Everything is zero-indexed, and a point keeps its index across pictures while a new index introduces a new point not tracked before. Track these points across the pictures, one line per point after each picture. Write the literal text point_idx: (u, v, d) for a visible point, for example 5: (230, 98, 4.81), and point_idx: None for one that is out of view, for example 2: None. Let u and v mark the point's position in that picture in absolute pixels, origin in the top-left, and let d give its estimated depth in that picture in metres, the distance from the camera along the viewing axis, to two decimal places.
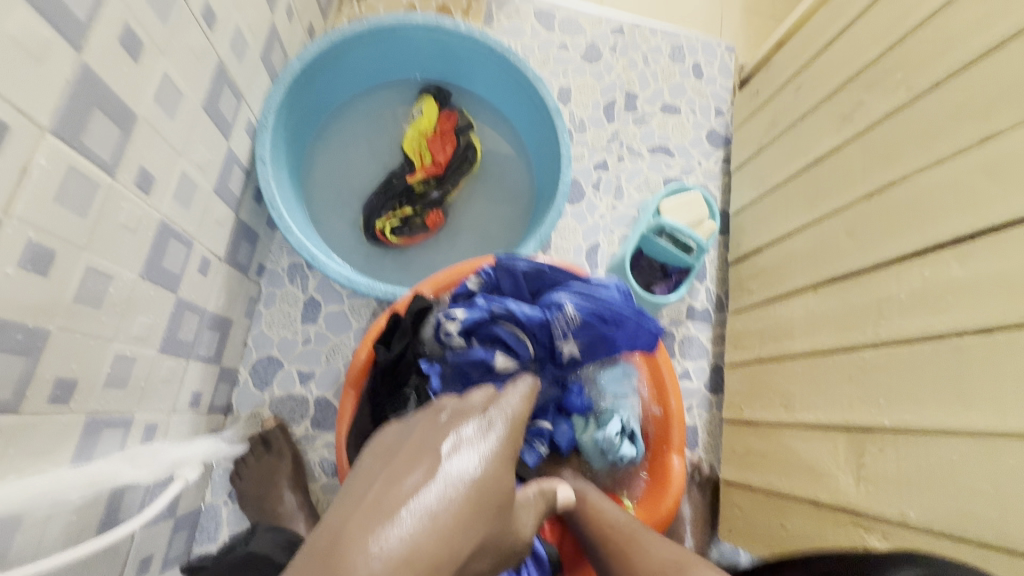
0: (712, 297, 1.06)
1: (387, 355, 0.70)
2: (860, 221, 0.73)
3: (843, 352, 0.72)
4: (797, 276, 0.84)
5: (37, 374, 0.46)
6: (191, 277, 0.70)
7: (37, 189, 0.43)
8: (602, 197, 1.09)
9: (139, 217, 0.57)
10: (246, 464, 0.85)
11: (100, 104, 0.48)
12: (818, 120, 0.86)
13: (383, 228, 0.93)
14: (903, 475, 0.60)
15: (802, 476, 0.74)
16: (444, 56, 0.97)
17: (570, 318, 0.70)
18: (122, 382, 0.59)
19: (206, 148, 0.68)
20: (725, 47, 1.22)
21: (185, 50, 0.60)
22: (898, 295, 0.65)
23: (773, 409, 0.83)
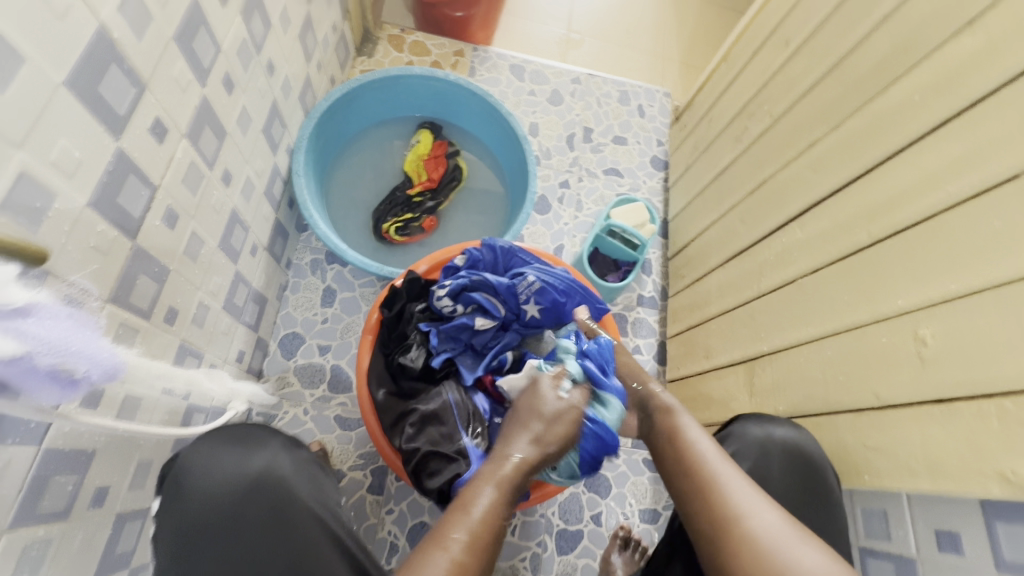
0: (658, 287, 1.29)
1: (390, 314, 0.88)
2: (747, 211, 0.98)
3: (739, 307, 0.95)
4: (712, 258, 1.08)
5: (160, 299, 0.67)
6: (245, 256, 0.92)
7: (174, 172, 0.66)
8: (566, 208, 1.35)
9: (221, 202, 0.80)
10: None
11: (209, 121, 0.72)
12: (722, 143, 1.13)
13: (388, 229, 1.16)
14: (774, 383, 0.82)
15: (718, 406, 0.95)
16: (437, 98, 1.24)
17: (530, 283, 0.91)
18: (200, 324, 0.80)
19: (261, 160, 0.92)
20: (662, 93, 1.52)
21: (255, 89, 0.85)
22: (768, 258, 0.89)
23: (699, 362, 1.05)
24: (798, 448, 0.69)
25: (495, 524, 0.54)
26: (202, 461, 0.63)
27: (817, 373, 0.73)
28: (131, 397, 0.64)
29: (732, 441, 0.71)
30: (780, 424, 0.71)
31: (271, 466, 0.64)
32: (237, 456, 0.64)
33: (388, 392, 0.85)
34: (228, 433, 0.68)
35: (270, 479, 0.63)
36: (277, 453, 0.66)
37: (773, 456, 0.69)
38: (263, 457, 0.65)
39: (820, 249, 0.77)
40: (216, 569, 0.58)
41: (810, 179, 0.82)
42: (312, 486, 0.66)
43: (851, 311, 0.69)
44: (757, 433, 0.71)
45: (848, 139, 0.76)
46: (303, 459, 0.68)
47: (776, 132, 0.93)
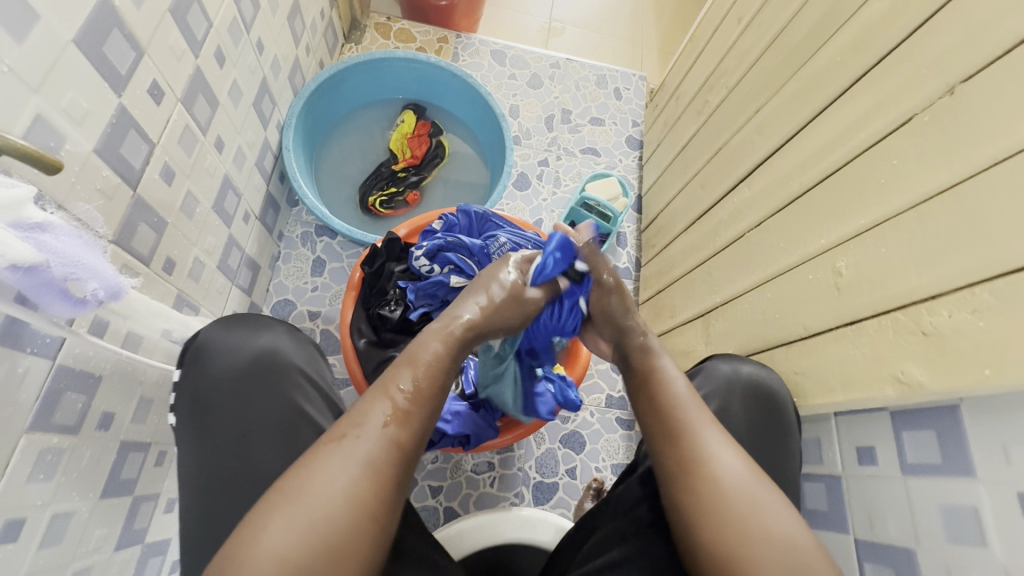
0: (632, 258, 1.36)
1: (370, 271, 0.95)
2: (706, 177, 1.05)
3: (698, 266, 1.02)
4: (677, 225, 1.15)
5: (159, 249, 0.75)
6: (238, 222, 0.99)
7: (171, 133, 0.73)
8: (544, 185, 1.42)
9: (214, 167, 0.87)
10: None
11: (203, 90, 0.80)
12: (687, 117, 1.19)
13: (374, 203, 1.24)
14: (725, 331, 0.89)
15: (679, 359, 1.02)
16: (420, 79, 1.31)
17: (501, 244, 0.99)
18: (196, 279, 0.87)
19: (252, 133, 1.00)
20: (639, 76, 1.59)
21: (245, 65, 0.92)
22: (723, 219, 0.96)
23: (664, 321, 1.12)
24: (756, 383, 0.72)
25: (435, 392, 0.57)
26: (214, 344, 0.71)
27: (759, 315, 0.80)
28: (135, 333, 0.71)
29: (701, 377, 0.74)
30: (747, 363, 0.75)
31: (273, 347, 0.72)
32: (245, 336, 0.72)
33: (369, 342, 0.92)
34: (239, 318, 0.74)
35: (273, 356, 0.71)
36: (278, 335, 0.74)
37: (733, 389, 0.72)
38: (268, 336, 0.73)
39: (762, 205, 0.84)
40: (233, 434, 0.67)
41: (756, 142, 0.88)
42: (310, 362, 0.74)
43: (787, 254, 0.76)
44: (724, 369, 0.74)
45: (786, 101, 0.82)
46: (303, 340, 0.76)
47: (730, 103, 1.00)
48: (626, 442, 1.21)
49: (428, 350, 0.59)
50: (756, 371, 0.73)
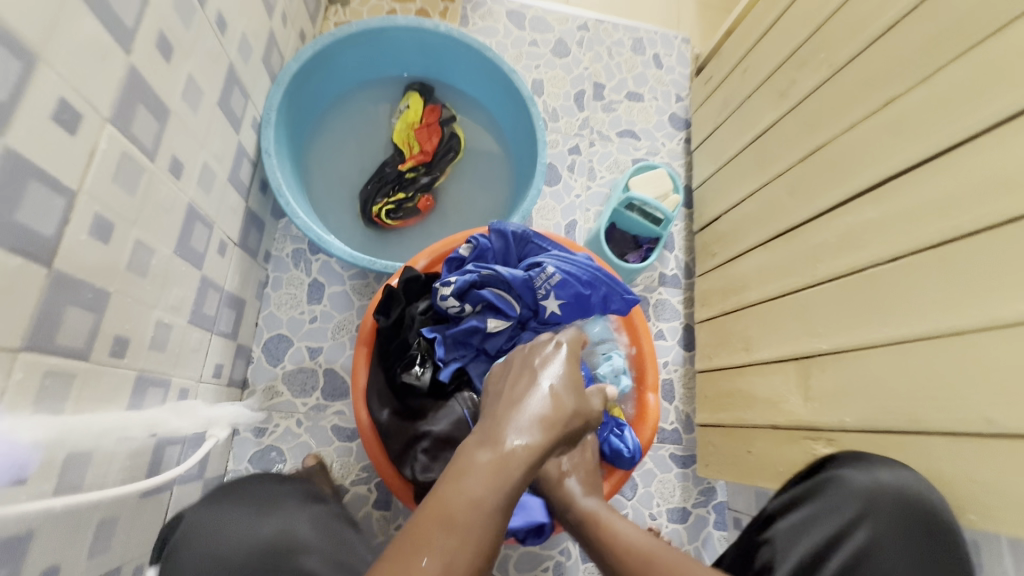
0: (681, 265, 1.17)
1: (386, 322, 0.76)
2: (798, 181, 0.84)
3: (789, 295, 0.83)
4: (751, 236, 0.95)
5: (102, 330, 0.54)
6: (212, 257, 0.78)
7: (101, 169, 0.51)
8: (577, 178, 1.20)
9: (172, 198, 0.65)
10: None
11: (144, 98, 0.57)
12: (761, 99, 0.97)
13: (379, 213, 1.01)
14: (838, 388, 0.71)
15: (762, 406, 0.86)
16: (425, 53, 1.06)
17: (549, 276, 0.78)
18: (161, 347, 0.67)
19: (221, 140, 0.76)
20: (681, 39, 1.34)
21: (204, 52, 0.68)
22: (830, 240, 0.76)
23: (736, 353, 0.94)
24: (908, 495, 0.60)
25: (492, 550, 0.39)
26: (211, 525, 0.57)
27: (902, 384, 0.62)
28: (77, 453, 0.52)
29: (830, 491, 0.66)
30: (883, 466, 0.64)
31: (288, 529, 0.59)
32: (255, 519, 0.59)
33: (393, 414, 0.74)
34: (249, 497, 0.62)
35: (291, 538, 0.58)
36: (294, 513, 0.62)
37: (881, 504, 0.62)
38: (278, 520, 0.60)
39: (904, 235, 0.65)
40: None
41: (887, 147, 0.69)
42: (333, 537, 0.61)
43: (956, 313, 0.58)
44: (860, 479, 0.64)
45: (948, 95, 0.62)
46: (322, 516, 0.64)
47: (837, 87, 0.78)
48: (683, 482, 1.05)
49: (513, 434, 0.44)
50: (902, 476, 0.61)
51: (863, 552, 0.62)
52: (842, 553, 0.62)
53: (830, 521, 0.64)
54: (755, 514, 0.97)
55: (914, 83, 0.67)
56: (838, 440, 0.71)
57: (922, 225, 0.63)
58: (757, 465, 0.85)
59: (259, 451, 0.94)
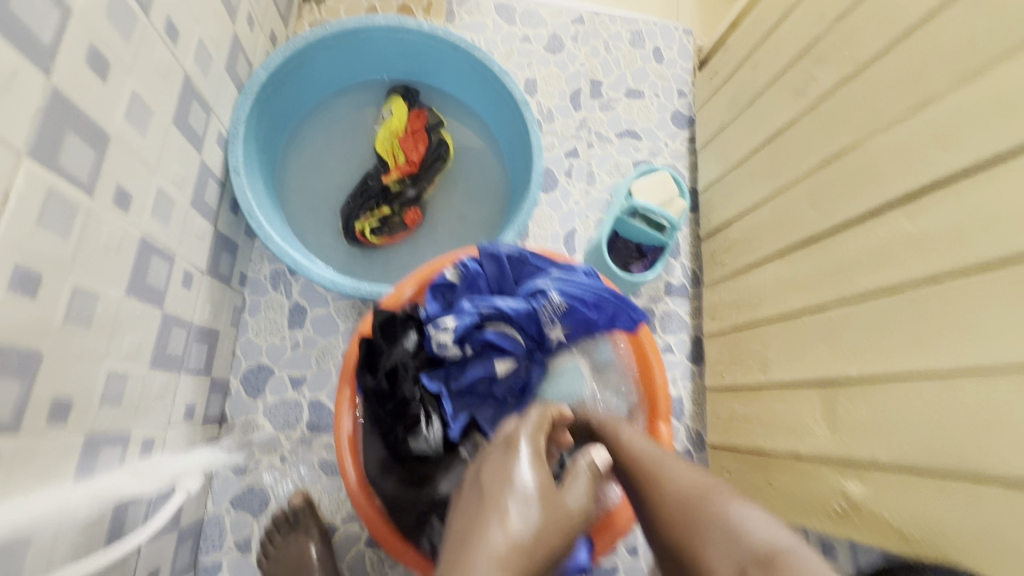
0: (687, 273, 1.09)
1: (374, 384, 0.67)
2: (819, 187, 0.77)
3: (811, 313, 0.76)
4: (766, 247, 0.88)
5: (35, 396, 0.47)
6: (176, 292, 0.70)
7: (19, 213, 0.44)
8: (575, 183, 1.12)
9: (120, 235, 0.57)
10: (273, 542, 0.83)
11: (74, 124, 0.49)
12: (774, 96, 0.89)
13: (362, 230, 0.94)
14: (871, 421, 0.64)
15: (780, 432, 0.79)
16: (408, 54, 0.98)
17: (556, 306, 0.71)
18: (117, 400, 0.59)
19: (180, 162, 0.69)
20: (682, 30, 1.25)
21: (150, 66, 0.60)
22: (859, 256, 0.68)
23: (752, 373, 0.87)
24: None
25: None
26: None
27: (947, 422, 0.55)
28: (8, 542, 0.45)
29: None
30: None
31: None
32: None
33: (399, 482, 0.67)
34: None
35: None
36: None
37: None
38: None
39: (946, 253, 0.58)
40: None
41: (922, 153, 0.62)
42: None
43: (1010, 345, 0.50)
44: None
45: (1000, 91, 0.54)
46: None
47: (863, 85, 0.71)
48: None
49: (526, 479, 0.45)
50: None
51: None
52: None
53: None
54: None
55: (955, 81, 0.59)
56: (869, 478, 0.64)
57: (968, 243, 0.56)
58: (777, 499, 0.78)
59: (241, 491, 0.87)
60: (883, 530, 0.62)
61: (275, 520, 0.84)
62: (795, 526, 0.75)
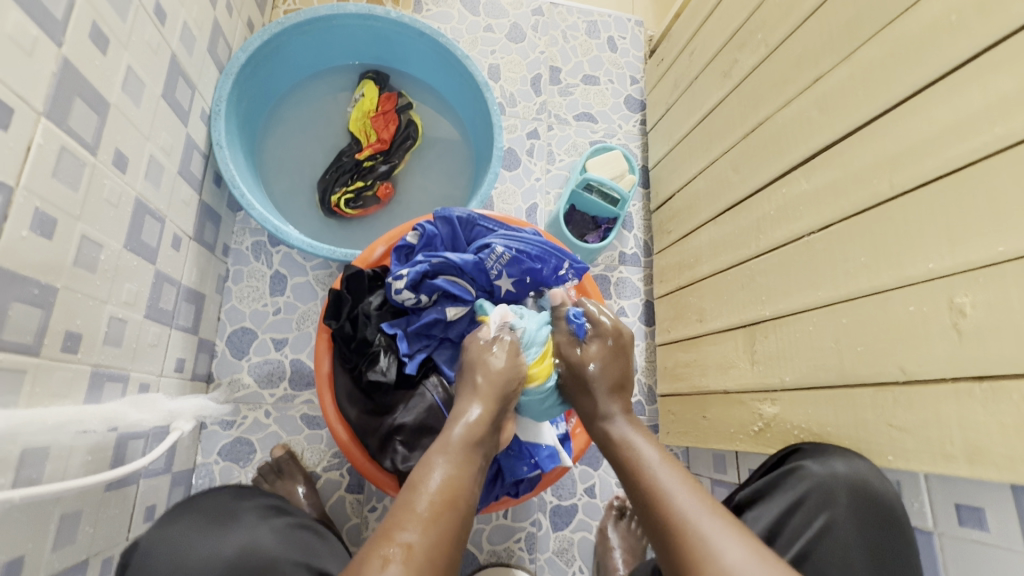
0: (639, 243, 1.19)
1: (339, 327, 0.78)
2: (741, 157, 0.87)
3: (736, 266, 0.86)
4: (701, 213, 0.98)
5: (51, 326, 0.55)
6: (166, 252, 0.77)
7: (38, 165, 0.51)
8: (536, 161, 1.21)
9: (119, 193, 0.64)
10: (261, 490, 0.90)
11: (81, 92, 0.57)
12: (707, 78, 1.00)
13: (338, 203, 1.02)
14: (780, 351, 0.75)
15: (714, 373, 0.90)
16: (378, 41, 1.05)
17: (499, 255, 0.79)
18: (117, 342, 0.67)
19: (169, 133, 0.76)
20: (634, 22, 1.35)
21: (143, 44, 0.68)
22: (771, 212, 0.79)
23: (692, 325, 0.98)
24: (862, 484, 0.61)
25: (464, 479, 0.52)
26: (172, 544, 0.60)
27: (830, 343, 0.67)
28: (33, 448, 0.52)
29: (793, 481, 0.65)
30: (840, 457, 0.63)
31: (251, 544, 0.61)
32: (214, 538, 0.61)
33: (362, 412, 0.76)
34: (201, 514, 0.64)
35: (256, 554, 0.60)
36: (254, 527, 0.64)
37: (836, 493, 0.62)
38: (240, 536, 0.62)
39: (828, 204, 0.69)
40: None
41: (814, 122, 0.73)
42: (300, 551, 0.63)
43: (872, 275, 0.62)
44: (818, 470, 0.64)
45: (867, 67, 0.66)
46: (283, 527, 0.66)
47: (772, 66, 0.82)
48: None
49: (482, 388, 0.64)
50: (857, 467, 0.62)
51: (820, 539, 0.63)
52: (804, 537, 0.63)
53: (793, 513, 0.65)
54: (715, 477, 1.01)
55: (839, 59, 0.70)
56: (780, 399, 0.75)
57: (846, 194, 0.66)
58: (711, 429, 0.89)
59: (229, 443, 0.95)
60: (788, 440, 0.73)
61: (261, 470, 0.91)
62: (723, 450, 0.86)
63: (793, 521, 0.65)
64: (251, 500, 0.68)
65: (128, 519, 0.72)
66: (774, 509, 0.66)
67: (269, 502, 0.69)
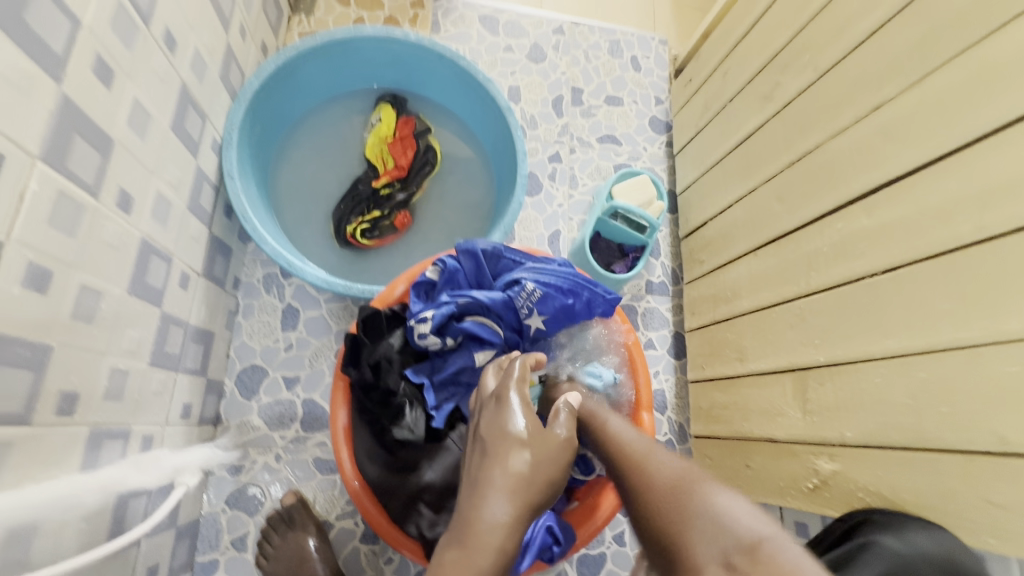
0: (668, 271, 1.13)
1: (359, 376, 0.72)
2: (787, 186, 0.81)
3: (782, 304, 0.80)
4: (739, 244, 0.92)
5: (43, 388, 0.49)
6: (173, 293, 0.72)
7: (32, 213, 0.46)
8: (558, 186, 1.16)
9: (122, 236, 0.60)
10: (271, 542, 0.84)
11: (81, 129, 0.52)
12: (744, 101, 0.95)
13: (353, 233, 0.97)
14: (838, 402, 0.68)
15: (758, 418, 0.83)
16: (396, 64, 1.01)
17: (530, 293, 0.74)
18: (118, 396, 0.62)
19: (177, 167, 0.71)
20: (658, 41, 1.30)
21: (150, 75, 0.63)
22: (824, 249, 0.73)
23: (730, 363, 0.91)
24: (950, 563, 0.51)
25: None
26: None
27: (902, 398, 0.60)
28: (20, 529, 0.47)
29: (869, 559, 0.54)
30: (919, 528, 0.54)
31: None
32: None
33: (384, 470, 0.70)
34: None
35: None
36: None
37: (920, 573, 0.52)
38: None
39: (894, 243, 0.63)
40: None
41: (875, 153, 0.67)
42: None
43: (952, 326, 0.55)
44: (897, 547, 0.53)
45: (940, 95, 0.60)
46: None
47: (821, 91, 0.76)
48: None
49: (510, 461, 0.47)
50: (943, 542, 0.53)
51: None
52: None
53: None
54: None
55: (904, 86, 0.64)
56: (840, 455, 0.68)
57: (917, 234, 0.60)
58: (756, 480, 0.82)
59: (237, 490, 0.89)
60: (851, 502, 0.66)
61: (270, 521, 0.85)
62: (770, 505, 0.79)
63: None
64: None
65: None
66: None
67: None
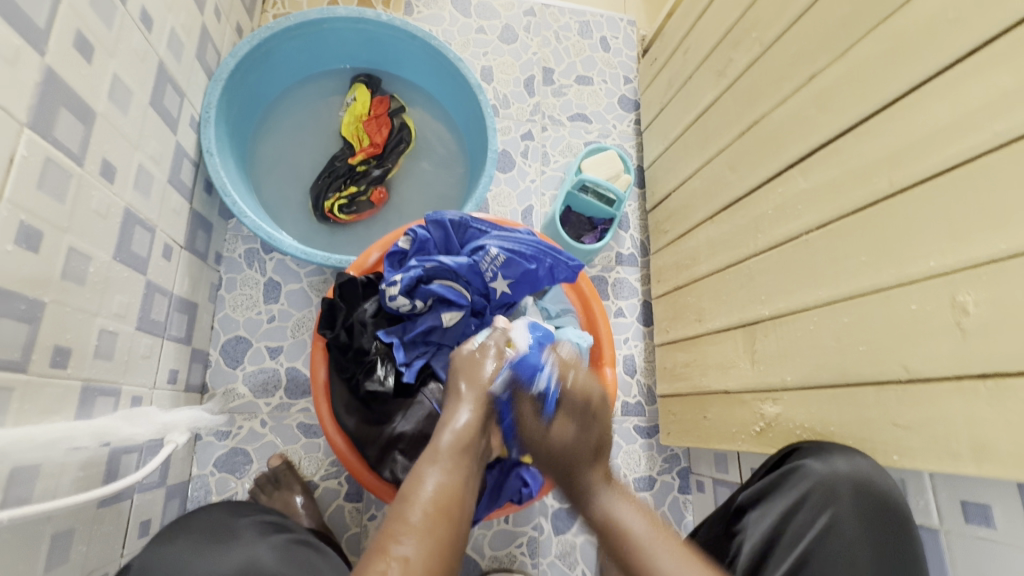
0: (636, 243, 1.18)
1: (334, 337, 0.77)
2: (738, 155, 0.87)
3: (734, 266, 0.86)
4: (698, 212, 0.97)
5: (39, 341, 0.54)
6: (158, 262, 0.76)
7: (22, 177, 0.50)
8: (531, 163, 1.21)
9: (107, 204, 0.63)
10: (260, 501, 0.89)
11: (65, 101, 0.55)
12: (701, 77, 1.00)
13: (331, 208, 1.01)
14: (780, 351, 0.75)
15: (714, 372, 0.90)
16: (370, 44, 1.05)
17: (494, 257, 0.78)
18: (108, 355, 0.66)
19: (158, 141, 0.75)
20: (626, 22, 1.35)
21: (129, 51, 0.66)
22: (769, 211, 0.78)
23: (690, 325, 0.97)
24: (863, 480, 0.62)
25: (455, 499, 0.48)
26: (172, 561, 0.59)
27: (832, 342, 0.66)
28: (25, 465, 0.51)
29: (799, 478, 0.65)
30: (842, 456, 0.64)
31: (253, 559, 0.60)
32: (214, 554, 0.60)
33: (361, 421, 0.75)
34: (206, 529, 0.63)
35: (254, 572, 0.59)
36: (250, 544, 0.63)
37: (839, 490, 0.63)
38: (242, 551, 0.61)
39: (827, 201, 0.69)
40: None
41: (812, 119, 0.72)
42: (297, 567, 0.62)
43: (874, 273, 0.61)
44: (820, 469, 0.64)
45: (863, 65, 0.66)
46: (283, 543, 0.65)
47: (766, 64, 0.82)
48: (648, 451, 1.08)
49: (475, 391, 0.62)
50: (858, 463, 0.62)
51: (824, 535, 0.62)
52: (807, 536, 0.63)
53: (796, 511, 0.65)
54: (716, 477, 1.00)
55: (836, 56, 0.70)
56: (783, 399, 0.75)
57: (843, 193, 0.66)
58: (713, 429, 0.89)
59: (225, 454, 0.93)
60: (790, 439, 0.73)
61: (258, 481, 0.90)
62: (725, 451, 0.85)
63: (795, 522, 0.64)
64: (251, 517, 0.68)
65: (122, 534, 0.71)
66: (775, 513, 0.66)
67: (269, 519, 0.69)
